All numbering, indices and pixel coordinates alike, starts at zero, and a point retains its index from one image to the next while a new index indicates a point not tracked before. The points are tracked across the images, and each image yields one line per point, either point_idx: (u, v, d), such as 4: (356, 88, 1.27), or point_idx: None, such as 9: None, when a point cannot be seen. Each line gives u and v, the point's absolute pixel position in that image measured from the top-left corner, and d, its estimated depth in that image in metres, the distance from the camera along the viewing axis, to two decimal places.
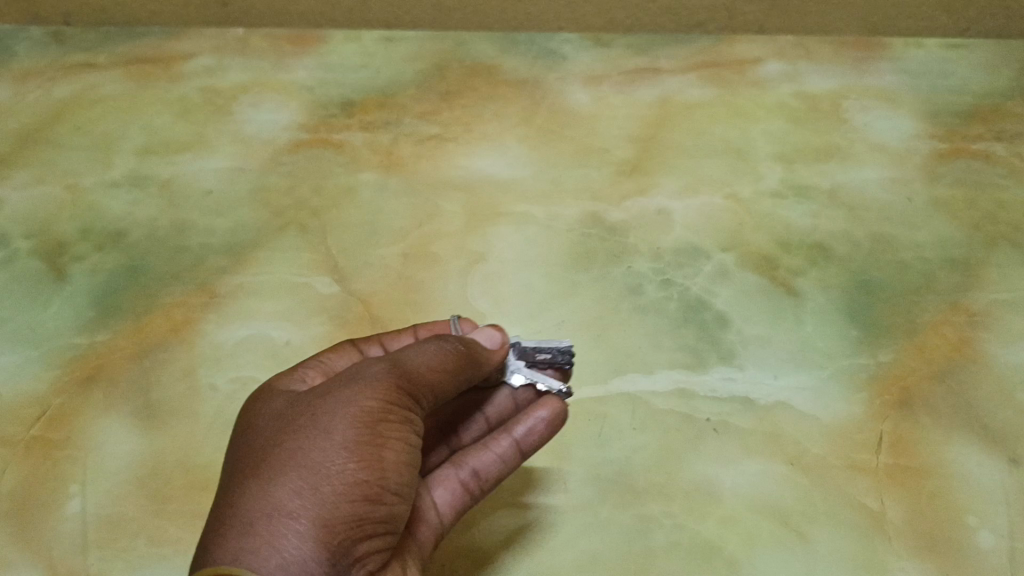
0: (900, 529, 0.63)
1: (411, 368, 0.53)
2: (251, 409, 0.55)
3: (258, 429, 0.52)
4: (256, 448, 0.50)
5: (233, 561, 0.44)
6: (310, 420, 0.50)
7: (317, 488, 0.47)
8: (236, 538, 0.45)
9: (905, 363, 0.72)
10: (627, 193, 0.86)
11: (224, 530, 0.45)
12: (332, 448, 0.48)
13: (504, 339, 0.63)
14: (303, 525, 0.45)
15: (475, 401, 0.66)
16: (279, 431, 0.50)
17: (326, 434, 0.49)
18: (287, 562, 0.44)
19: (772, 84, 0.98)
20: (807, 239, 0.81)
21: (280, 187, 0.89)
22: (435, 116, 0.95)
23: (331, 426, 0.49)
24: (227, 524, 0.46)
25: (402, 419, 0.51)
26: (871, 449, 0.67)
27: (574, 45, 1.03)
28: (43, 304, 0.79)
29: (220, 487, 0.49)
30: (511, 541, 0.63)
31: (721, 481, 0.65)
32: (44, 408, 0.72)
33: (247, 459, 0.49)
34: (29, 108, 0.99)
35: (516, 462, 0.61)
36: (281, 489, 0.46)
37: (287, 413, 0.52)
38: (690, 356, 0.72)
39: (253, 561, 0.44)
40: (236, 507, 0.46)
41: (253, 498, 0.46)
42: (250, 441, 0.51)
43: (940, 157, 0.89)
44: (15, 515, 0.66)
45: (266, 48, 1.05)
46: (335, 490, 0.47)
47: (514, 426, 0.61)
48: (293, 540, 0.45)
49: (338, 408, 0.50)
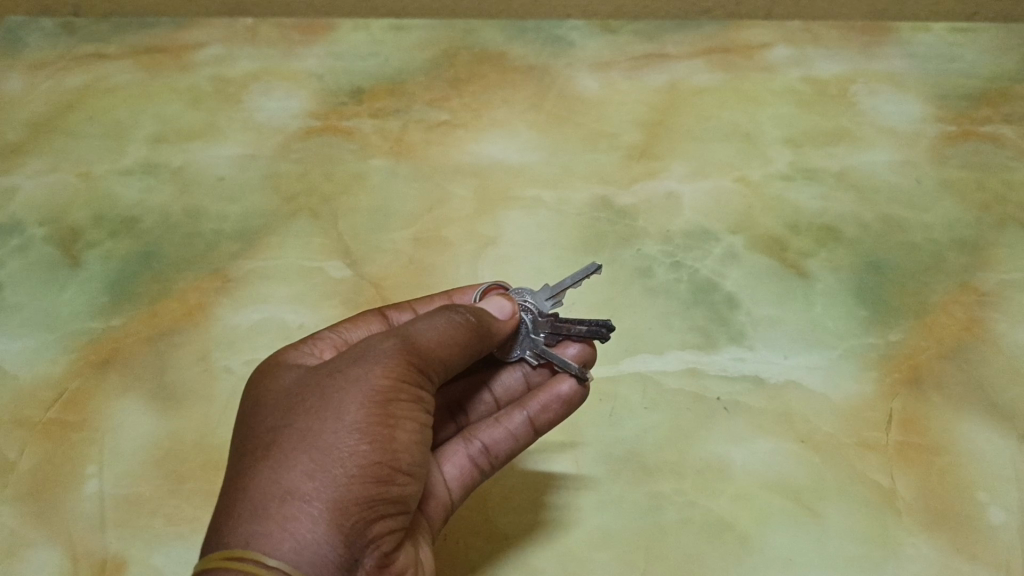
0: (911, 505, 0.63)
1: (421, 343, 0.53)
2: (259, 383, 0.55)
3: (267, 406, 0.52)
4: (266, 428, 0.50)
5: (249, 546, 0.44)
6: (321, 399, 0.50)
7: (330, 471, 0.47)
8: (249, 524, 0.45)
9: (915, 343, 0.72)
10: (637, 177, 0.86)
11: (237, 514, 0.46)
12: (343, 429, 0.48)
13: (514, 307, 0.62)
14: (315, 508, 0.46)
15: (484, 379, 0.67)
16: (289, 410, 0.50)
17: (336, 415, 0.49)
18: (300, 546, 0.45)
19: (780, 68, 0.98)
20: (817, 221, 0.82)
21: (291, 174, 0.89)
22: (444, 103, 0.96)
23: (342, 406, 0.49)
24: (240, 508, 0.46)
25: (412, 398, 0.52)
26: (881, 427, 0.67)
27: (582, 32, 1.04)
28: (58, 289, 0.80)
29: (230, 467, 0.49)
30: (525, 518, 0.64)
31: (732, 459, 0.66)
32: (61, 391, 0.72)
33: (256, 439, 0.50)
34: (43, 97, 0.99)
35: (528, 439, 0.62)
36: (293, 471, 0.47)
37: (296, 390, 0.52)
38: (700, 337, 0.73)
39: (265, 546, 0.44)
40: (247, 489, 0.47)
41: (265, 480, 0.47)
42: (259, 419, 0.51)
43: (949, 139, 0.89)
44: (34, 495, 0.66)
45: (275, 37, 1.05)
46: (347, 472, 0.47)
47: (529, 401, 0.61)
48: (306, 524, 0.45)
49: (349, 388, 0.50)
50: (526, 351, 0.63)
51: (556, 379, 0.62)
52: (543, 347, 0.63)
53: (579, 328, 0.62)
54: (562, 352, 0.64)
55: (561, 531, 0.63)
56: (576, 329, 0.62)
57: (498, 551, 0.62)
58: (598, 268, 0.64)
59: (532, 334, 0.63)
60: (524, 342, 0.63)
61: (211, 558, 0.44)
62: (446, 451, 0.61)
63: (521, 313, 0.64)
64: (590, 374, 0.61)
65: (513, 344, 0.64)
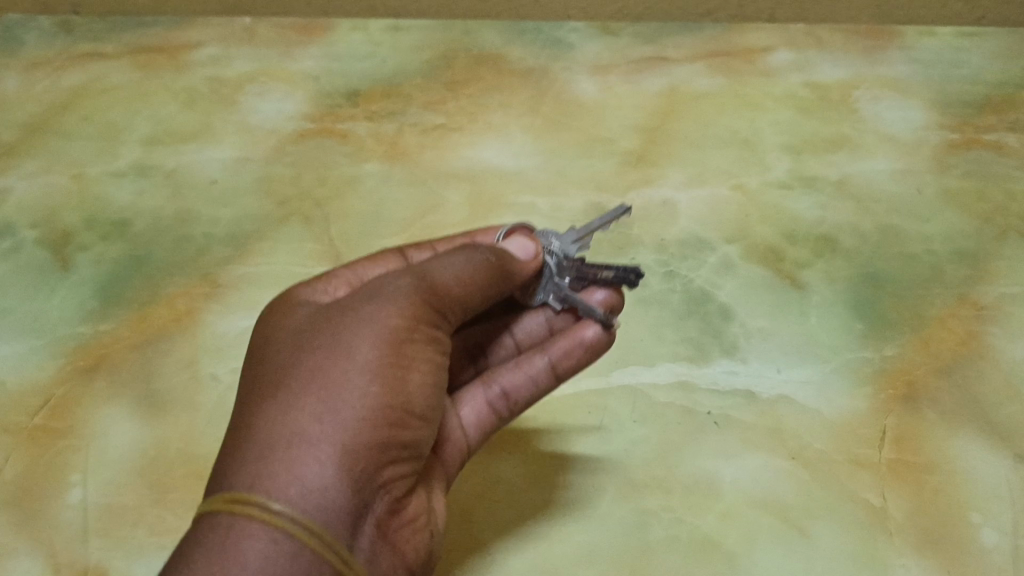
0: (901, 526, 0.62)
1: (438, 282, 0.54)
2: (274, 320, 0.56)
3: (280, 344, 0.53)
4: (277, 367, 0.51)
5: (255, 489, 0.45)
6: (334, 341, 0.51)
7: (340, 413, 0.48)
8: (257, 466, 0.46)
9: (910, 357, 0.71)
10: (633, 184, 0.85)
11: (244, 455, 0.47)
12: (355, 370, 0.49)
13: (538, 248, 0.62)
14: (323, 450, 0.47)
15: (506, 323, 0.67)
16: (300, 350, 0.51)
17: (348, 355, 0.50)
18: (308, 489, 0.46)
19: (781, 73, 0.97)
20: (814, 230, 0.81)
21: (284, 177, 0.89)
22: (440, 106, 0.95)
23: (354, 347, 0.50)
24: (248, 449, 0.47)
25: (425, 340, 0.52)
26: (873, 444, 0.66)
27: (582, 34, 1.03)
28: (48, 293, 0.80)
29: (242, 404, 0.50)
30: (511, 534, 0.63)
31: (721, 475, 0.65)
32: (47, 398, 0.72)
33: (267, 378, 0.51)
34: (38, 97, 0.99)
35: (550, 385, 0.62)
36: (303, 413, 0.48)
37: (309, 329, 0.53)
38: (692, 349, 0.72)
39: (272, 488, 0.45)
40: (256, 431, 0.48)
41: (274, 422, 0.48)
42: (272, 357, 0.52)
43: (951, 147, 0.88)
44: (17, 503, 0.66)
45: (273, 37, 1.05)
46: (357, 414, 0.48)
47: (550, 346, 0.61)
48: (314, 468, 0.46)
49: (363, 327, 0.51)
50: (550, 295, 0.63)
51: (580, 325, 0.61)
52: (566, 288, 0.63)
53: (607, 274, 0.61)
54: (589, 297, 0.62)
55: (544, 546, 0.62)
56: (604, 275, 0.62)
57: (484, 562, 0.62)
58: (629, 212, 0.65)
59: (559, 279, 0.63)
60: (548, 286, 0.63)
61: (220, 500, 0.45)
62: (464, 395, 0.62)
63: (545, 256, 0.64)
64: (615, 321, 0.61)
65: (537, 287, 0.64)
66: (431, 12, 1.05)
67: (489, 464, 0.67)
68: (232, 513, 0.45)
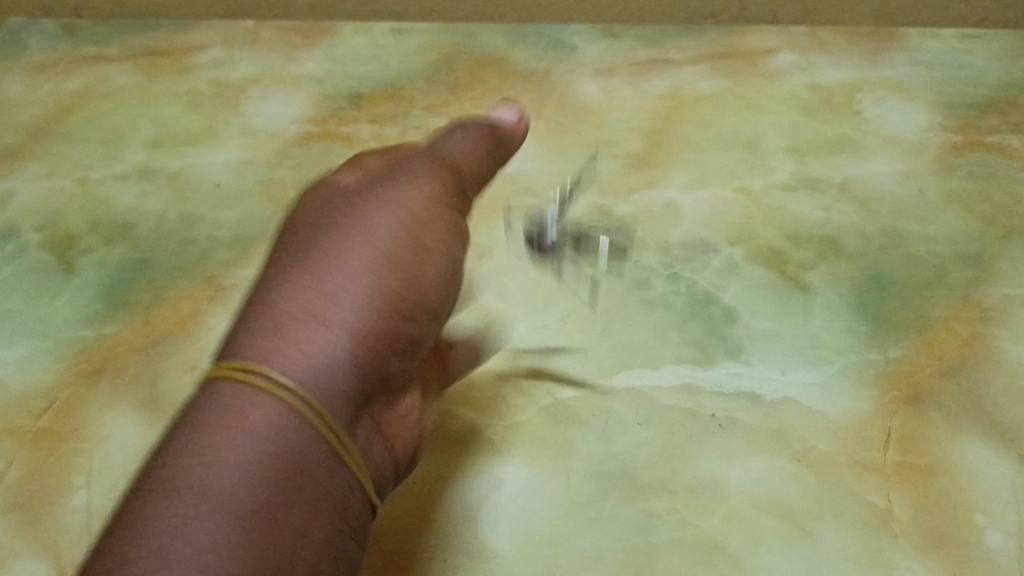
0: (907, 528, 0.62)
1: (441, 168, 0.63)
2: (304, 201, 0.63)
3: (302, 221, 0.60)
4: (299, 242, 0.57)
5: (265, 359, 0.51)
6: (354, 219, 0.57)
7: (356, 286, 0.53)
8: (268, 337, 0.52)
9: (915, 358, 0.71)
10: (636, 186, 0.86)
11: (261, 325, 0.53)
12: (374, 251, 0.55)
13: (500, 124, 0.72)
14: (335, 330, 0.52)
15: None
16: (321, 228, 0.58)
17: (367, 233, 0.56)
18: (320, 360, 0.51)
19: (784, 75, 0.97)
20: (817, 231, 0.81)
21: (289, 180, 0.89)
22: (443, 109, 0.96)
23: (374, 226, 0.57)
24: (263, 318, 0.53)
25: (442, 229, 0.59)
26: (878, 446, 0.66)
27: (584, 37, 1.03)
28: (52, 296, 0.80)
29: (267, 272, 0.57)
30: (515, 536, 0.64)
31: (727, 477, 0.65)
32: (52, 401, 0.72)
33: (290, 250, 0.57)
34: (42, 99, 0.99)
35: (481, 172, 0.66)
36: (320, 286, 0.53)
37: (330, 207, 0.60)
38: (696, 350, 0.73)
39: (283, 357, 0.51)
40: (274, 301, 0.54)
41: (293, 292, 0.54)
42: (294, 232, 0.59)
43: (955, 149, 0.88)
44: (22, 506, 0.67)
45: (276, 40, 1.05)
46: (372, 290, 0.54)
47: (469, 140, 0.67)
48: (323, 343, 0.52)
49: (384, 209, 0.58)
50: None
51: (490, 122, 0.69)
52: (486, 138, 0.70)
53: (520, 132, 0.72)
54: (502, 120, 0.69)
55: (552, 548, 0.63)
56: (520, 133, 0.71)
57: (487, 566, 0.62)
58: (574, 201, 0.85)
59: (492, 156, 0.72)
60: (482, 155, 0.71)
61: (228, 364, 0.51)
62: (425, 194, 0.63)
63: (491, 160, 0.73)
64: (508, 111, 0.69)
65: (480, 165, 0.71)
66: (439, 14, 1.08)
67: (493, 465, 0.67)
68: (240, 378, 0.50)
